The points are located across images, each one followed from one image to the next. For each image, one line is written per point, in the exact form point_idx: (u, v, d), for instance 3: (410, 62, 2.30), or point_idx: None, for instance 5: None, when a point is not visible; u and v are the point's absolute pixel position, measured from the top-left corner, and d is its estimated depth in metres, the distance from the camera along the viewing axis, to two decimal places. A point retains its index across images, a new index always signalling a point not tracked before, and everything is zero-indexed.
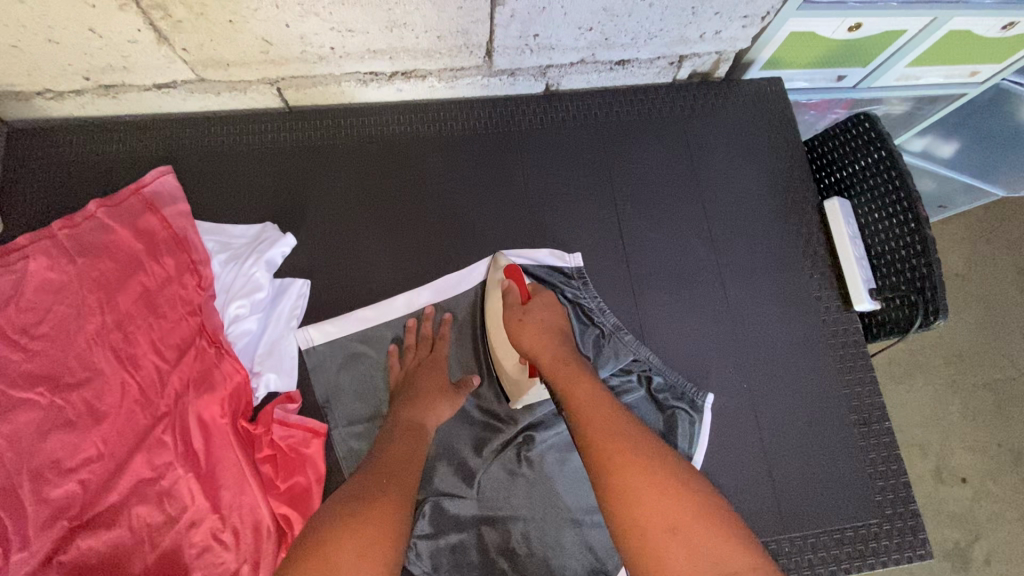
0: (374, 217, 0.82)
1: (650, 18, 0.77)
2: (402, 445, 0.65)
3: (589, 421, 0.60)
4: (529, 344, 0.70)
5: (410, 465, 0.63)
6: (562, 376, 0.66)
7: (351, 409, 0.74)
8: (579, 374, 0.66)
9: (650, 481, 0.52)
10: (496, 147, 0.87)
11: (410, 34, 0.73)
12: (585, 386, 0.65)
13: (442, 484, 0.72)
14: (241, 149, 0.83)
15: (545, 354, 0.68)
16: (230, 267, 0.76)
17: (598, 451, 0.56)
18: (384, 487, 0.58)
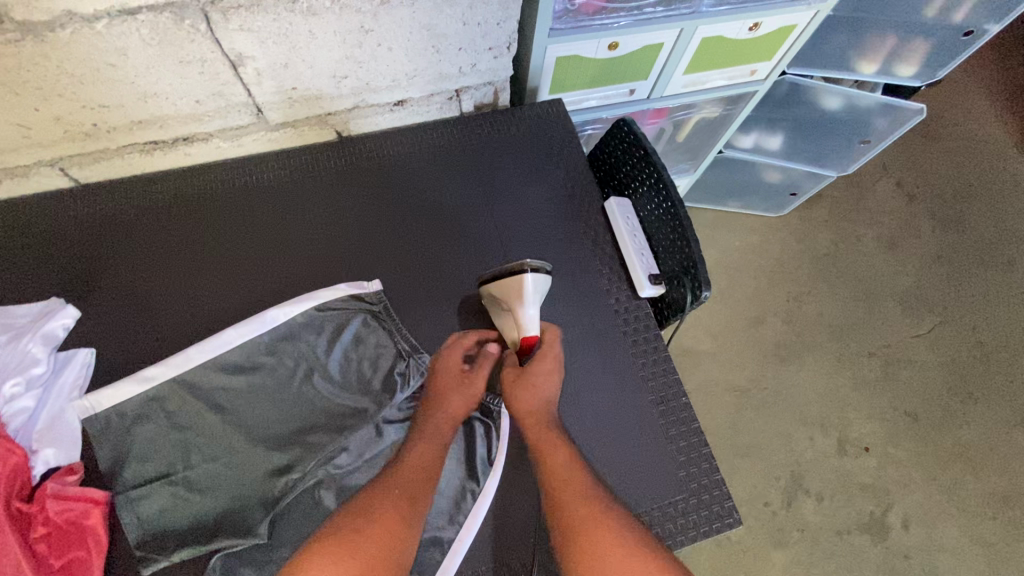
0: (173, 279, 0.84)
1: (397, 60, 0.83)
2: (428, 454, 0.72)
3: (559, 482, 0.68)
4: (542, 444, 0.72)
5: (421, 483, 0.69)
6: (574, 498, 0.67)
7: (138, 471, 0.72)
8: (578, 471, 0.69)
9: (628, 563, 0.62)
10: (290, 190, 0.91)
11: (167, 102, 0.78)
12: (579, 481, 0.68)
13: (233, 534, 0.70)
14: (28, 229, 0.84)
15: (529, 419, 0.74)
16: (9, 347, 0.74)
17: (572, 521, 0.65)
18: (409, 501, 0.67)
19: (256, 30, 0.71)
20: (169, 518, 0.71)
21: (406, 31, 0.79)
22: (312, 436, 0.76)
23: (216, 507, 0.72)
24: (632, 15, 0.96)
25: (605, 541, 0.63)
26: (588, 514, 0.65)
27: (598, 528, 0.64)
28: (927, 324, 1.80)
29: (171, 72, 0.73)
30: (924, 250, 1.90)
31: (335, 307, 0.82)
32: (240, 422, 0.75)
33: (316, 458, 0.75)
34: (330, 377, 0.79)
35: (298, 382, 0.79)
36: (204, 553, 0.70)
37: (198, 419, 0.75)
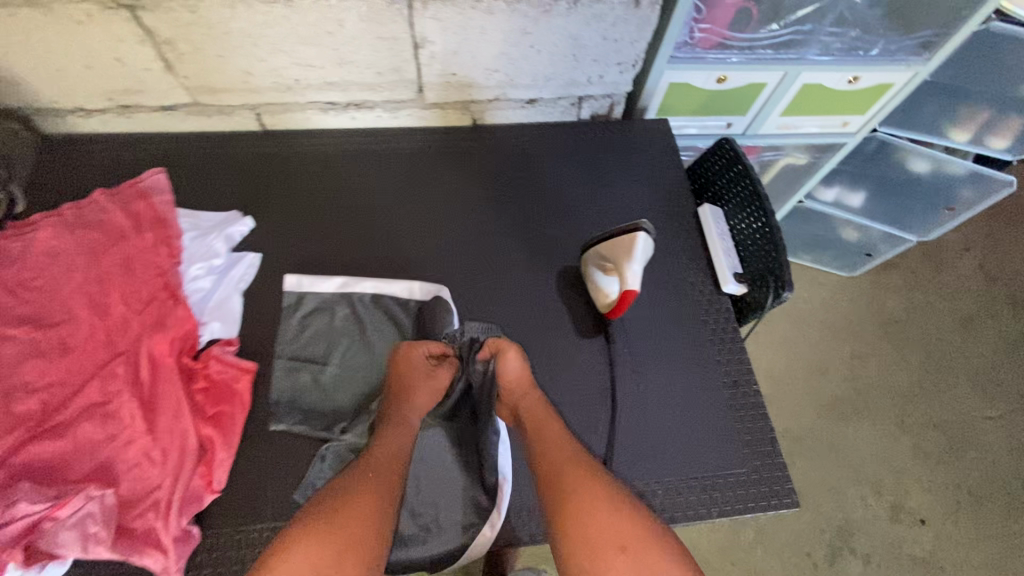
0: (353, 223, 1.00)
1: (541, 61, 0.99)
2: (395, 443, 0.72)
3: (548, 449, 0.71)
4: (531, 417, 0.76)
5: (395, 466, 0.69)
6: (558, 465, 0.68)
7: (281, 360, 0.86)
8: (567, 441, 0.72)
9: (613, 518, 0.62)
10: (429, 162, 1.07)
11: (356, 70, 0.96)
12: (567, 447, 0.71)
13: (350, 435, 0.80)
14: (224, 157, 1.04)
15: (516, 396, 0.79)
16: (196, 241, 0.93)
17: (558, 484, 0.66)
18: (374, 483, 0.65)
19: (443, 20, 0.88)
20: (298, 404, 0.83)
21: (556, 38, 0.95)
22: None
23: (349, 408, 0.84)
24: (743, 54, 1.09)
25: (590, 500, 0.63)
26: (574, 475, 0.66)
27: (586, 487, 0.65)
28: (1000, 408, 1.74)
29: (368, 45, 0.92)
30: (1002, 333, 1.86)
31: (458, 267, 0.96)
32: (391, 352, 0.89)
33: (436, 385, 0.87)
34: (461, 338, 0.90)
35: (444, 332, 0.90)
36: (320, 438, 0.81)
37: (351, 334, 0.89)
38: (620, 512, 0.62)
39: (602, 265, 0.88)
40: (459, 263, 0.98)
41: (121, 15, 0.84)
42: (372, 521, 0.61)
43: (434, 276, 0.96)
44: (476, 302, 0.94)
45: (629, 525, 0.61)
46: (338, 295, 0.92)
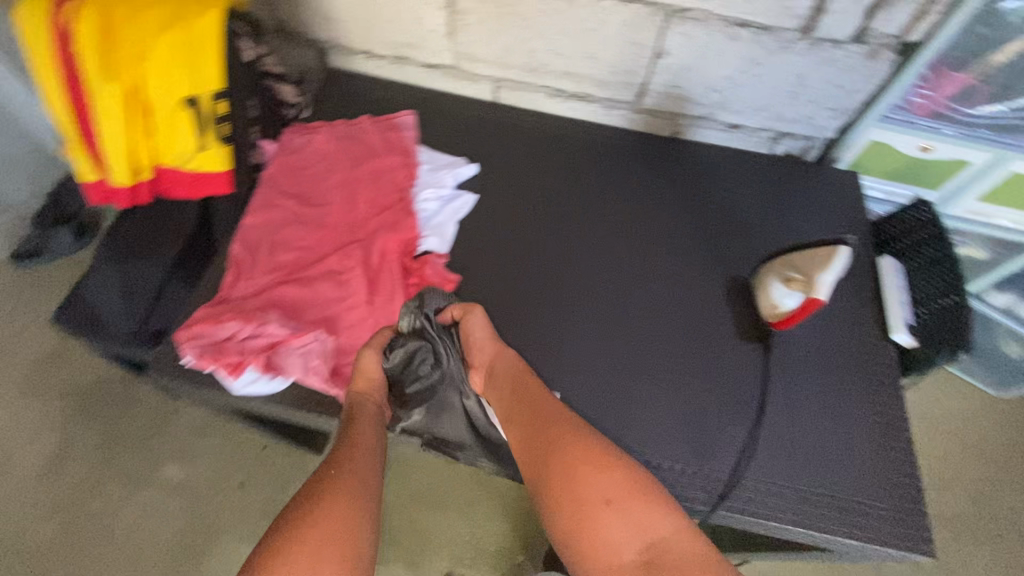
0: (561, 195, 1.14)
1: (761, 91, 1.08)
2: (364, 437, 0.79)
3: (545, 420, 0.83)
4: (520, 391, 0.87)
5: (362, 458, 0.76)
6: (534, 444, 0.81)
7: (478, 286, 1.02)
8: (562, 417, 0.83)
9: (605, 477, 0.76)
10: (629, 157, 1.19)
11: (596, 65, 1.11)
12: (559, 420, 0.83)
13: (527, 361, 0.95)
14: (460, 116, 1.23)
15: (502, 364, 0.90)
16: (430, 172, 1.12)
17: (557, 440, 0.80)
18: (352, 483, 0.72)
19: (690, 36, 1.01)
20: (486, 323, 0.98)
21: (783, 72, 1.04)
22: (590, 321, 0.99)
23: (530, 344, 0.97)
24: (955, 127, 1.12)
25: (584, 457, 0.77)
26: (554, 452, 0.79)
27: (582, 451, 0.78)
28: None
29: (618, 47, 1.06)
30: None
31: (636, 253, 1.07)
32: (571, 309, 1.01)
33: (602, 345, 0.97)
34: (627, 310, 1.01)
35: (625, 305, 1.01)
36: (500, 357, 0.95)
37: (541, 283, 1.03)
38: (602, 477, 0.76)
39: (785, 277, 0.91)
40: (643, 251, 1.07)
41: None
42: (347, 517, 0.69)
43: (615, 254, 1.07)
44: (663, 290, 1.03)
45: (610, 485, 0.75)
46: (540, 253, 1.06)
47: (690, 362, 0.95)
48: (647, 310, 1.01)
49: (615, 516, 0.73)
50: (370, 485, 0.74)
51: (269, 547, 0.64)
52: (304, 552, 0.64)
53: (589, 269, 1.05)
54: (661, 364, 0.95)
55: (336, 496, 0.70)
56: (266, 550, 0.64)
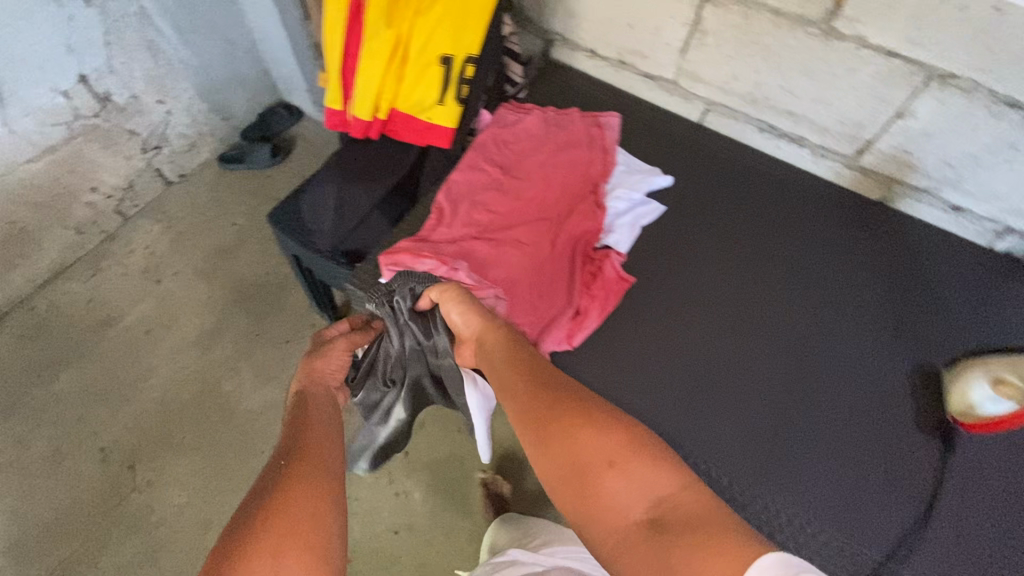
0: (747, 232, 1.12)
1: (1005, 178, 1.00)
2: (324, 419, 0.70)
3: (529, 382, 0.70)
4: (499, 359, 0.76)
5: (322, 438, 0.66)
6: (538, 432, 0.64)
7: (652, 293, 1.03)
8: (538, 382, 0.69)
9: (596, 430, 0.60)
10: (826, 211, 1.15)
11: (824, 111, 1.09)
12: (539, 386, 0.69)
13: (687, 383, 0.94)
14: (663, 129, 1.26)
15: (487, 330, 0.81)
16: (625, 174, 1.15)
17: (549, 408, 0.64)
18: (314, 470, 0.60)
19: (946, 103, 0.96)
20: (652, 332, 0.99)
21: None
22: (753, 361, 0.97)
23: (694, 367, 0.96)
24: None
25: (573, 415, 0.63)
26: (540, 417, 0.64)
27: (568, 411, 0.64)
28: None
29: (857, 97, 1.03)
30: None
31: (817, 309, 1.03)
32: (735, 343, 0.99)
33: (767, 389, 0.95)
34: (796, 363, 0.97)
35: (801, 360, 0.98)
36: (662, 369, 0.96)
37: (714, 312, 1.02)
38: (596, 434, 0.60)
39: (997, 380, 0.86)
40: (827, 310, 1.03)
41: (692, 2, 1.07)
42: (315, 499, 0.57)
43: (793, 302, 1.04)
44: (844, 355, 0.98)
45: (607, 441, 0.59)
46: (719, 281, 1.05)
47: (860, 437, 0.90)
48: (823, 370, 0.96)
49: (620, 491, 0.55)
50: (331, 462, 0.63)
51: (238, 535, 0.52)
52: (273, 548, 0.51)
53: (765, 312, 1.02)
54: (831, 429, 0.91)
55: (299, 475, 0.59)
56: (228, 546, 0.51)
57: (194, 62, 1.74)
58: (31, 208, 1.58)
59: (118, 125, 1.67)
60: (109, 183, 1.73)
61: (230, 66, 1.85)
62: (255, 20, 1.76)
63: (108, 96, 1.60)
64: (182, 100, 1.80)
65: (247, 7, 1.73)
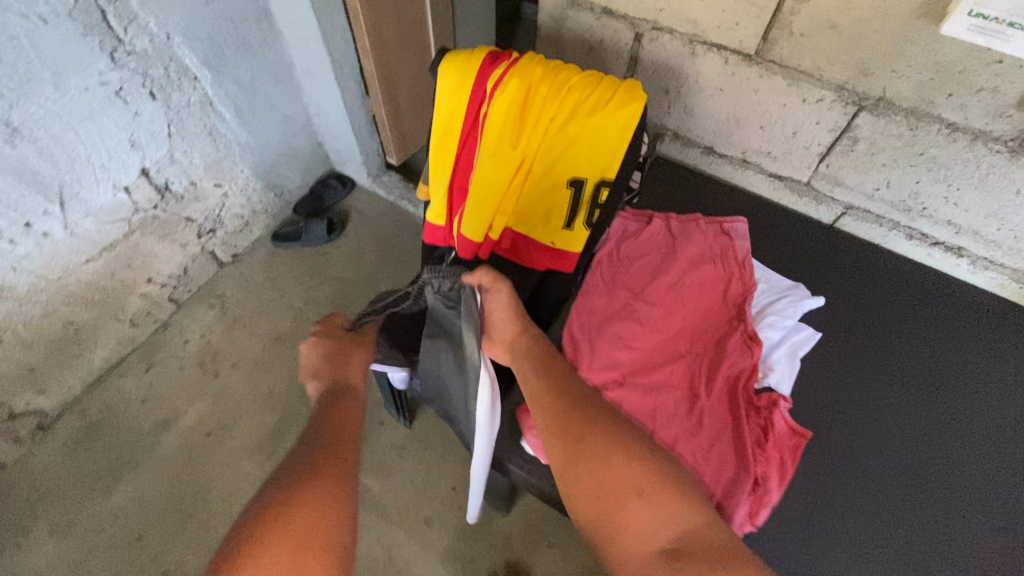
0: (921, 365, 0.98)
1: None
2: (352, 415, 0.82)
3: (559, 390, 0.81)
4: (535, 364, 0.85)
5: (350, 441, 0.76)
6: (567, 445, 0.75)
7: (835, 450, 0.89)
8: (568, 395, 0.80)
9: (620, 458, 0.72)
10: (1005, 333, 1.01)
11: (996, 226, 0.98)
12: (569, 396, 0.80)
13: (904, 575, 0.80)
14: (793, 231, 1.17)
15: (524, 342, 0.87)
16: (769, 294, 1.04)
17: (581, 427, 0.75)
18: (336, 470, 0.70)
19: None
20: (839, 500, 0.85)
21: None
22: (966, 538, 0.83)
23: (906, 551, 0.81)
24: None
25: (607, 441, 0.73)
26: (575, 438, 0.74)
27: (601, 433, 0.74)
28: None
29: None
30: None
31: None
32: (938, 512, 0.85)
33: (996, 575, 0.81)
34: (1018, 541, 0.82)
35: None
36: (863, 552, 0.81)
37: (909, 472, 0.88)
38: (625, 465, 0.71)
39: None
40: None
41: (845, 109, 0.97)
42: (335, 499, 0.66)
43: (995, 455, 0.89)
44: None
45: (636, 473, 0.70)
46: (901, 425, 0.92)
47: None
48: None
49: (638, 515, 0.67)
50: (351, 467, 0.72)
51: (256, 528, 0.62)
52: (297, 527, 0.63)
53: (964, 469, 0.88)
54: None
55: (321, 475, 0.68)
56: (256, 530, 0.62)
57: (253, 145, 1.56)
58: (88, 310, 1.38)
59: (176, 214, 1.47)
60: (165, 272, 1.53)
61: (287, 141, 1.67)
62: (316, 95, 1.60)
63: (166, 186, 1.40)
64: (240, 180, 1.59)
65: (306, 82, 1.58)
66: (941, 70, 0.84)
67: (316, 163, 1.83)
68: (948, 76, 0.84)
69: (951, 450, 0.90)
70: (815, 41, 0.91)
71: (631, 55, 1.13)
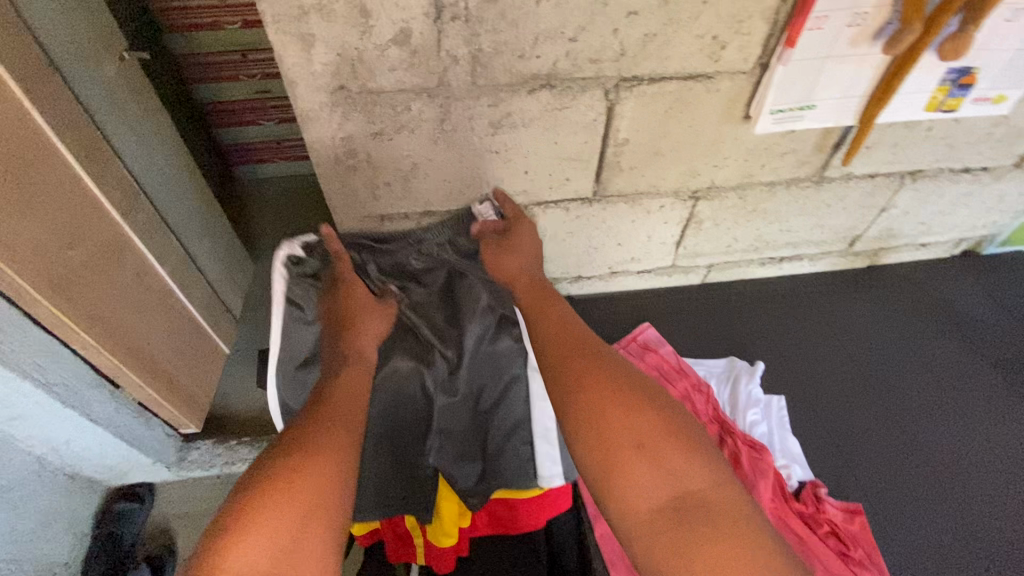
0: (850, 363, 1.14)
1: (966, 213, 1.17)
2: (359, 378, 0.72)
3: (554, 318, 0.75)
4: (525, 299, 0.80)
5: (357, 419, 0.66)
6: (564, 380, 0.66)
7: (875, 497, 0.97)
8: (571, 325, 0.74)
9: (618, 399, 0.62)
10: (849, 290, 1.25)
11: (820, 231, 1.14)
12: (572, 327, 0.74)
13: (976, 563, 0.92)
14: (681, 307, 1.21)
15: (518, 276, 0.84)
16: (726, 385, 1.05)
17: (585, 367, 0.66)
18: (337, 427, 0.63)
19: (921, 188, 1.07)
20: (904, 534, 0.94)
21: (982, 200, 1.14)
22: (970, 482, 1.00)
23: (957, 528, 0.95)
24: None
25: (615, 389, 0.63)
26: (570, 378, 0.66)
27: (603, 371, 0.66)
28: None
29: (849, 211, 1.10)
30: None
31: (942, 392, 1.11)
32: (945, 474, 1.01)
33: (1005, 495, 1.00)
34: (988, 462, 1.03)
35: (992, 447, 1.05)
36: (939, 559, 0.92)
37: (910, 462, 1.02)
38: (630, 415, 0.60)
39: None
40: (947, 385, 1.12)
41: (685, 205, 1.01)
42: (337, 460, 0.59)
43: (924, 401, 1.10)
44: (1001, 425, 1.08)
45: (640, 424, 0.59)
46: (869, 423, 1.06)
47: None
48: (1006, 444, 1.05)
49: (635, 471, 0.56)
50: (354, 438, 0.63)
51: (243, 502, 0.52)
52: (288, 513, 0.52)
53: (926, 433, 1.06)
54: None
55: (324, 447, 0.59)
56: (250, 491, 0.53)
57: None
58: None
59: None
60: None
61: (15, 516, 1.05)
62: (37, 436, 1.04)
63: None
64: None
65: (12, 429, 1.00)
66: (752, 153, 0.92)
67: (85, 499, 1.23)
68: (757, 155, 0.93)
69: (911, 424, 1.06)
70: (644, 169, 0.92)
71: None
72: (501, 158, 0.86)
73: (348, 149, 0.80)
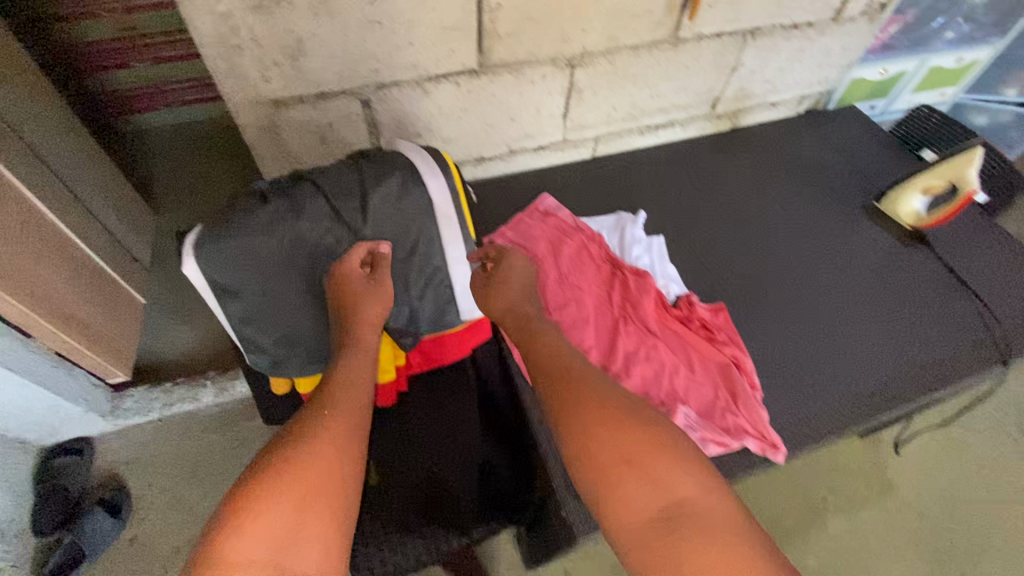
0: (721, 207, 1.34)
1: (801, 69, 1.37)
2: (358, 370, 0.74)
3: (548, 348, 0.78)
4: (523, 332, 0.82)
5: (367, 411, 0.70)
6: (554, 396, 0.70)
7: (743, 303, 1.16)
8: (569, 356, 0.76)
9: (607, 421, 0.65)
10: (716, 150, 1.44)
11: (684, 94, 1.29)
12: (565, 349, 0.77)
13: (821, 332, 1.13)
14: (577, 177, 1.34)
15: (504, 311, 0.86)
16: (616, 231, 1.21)
17: (569, 382, 0.70)
18: (344, 418, 0.66)
19: (760, 45, 1.24)
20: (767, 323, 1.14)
21: (812, 54, 1.34)
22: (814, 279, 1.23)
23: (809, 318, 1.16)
24: (901, 47, 1.49)
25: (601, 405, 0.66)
26: (564, 396, 0.69)
27: (587, 389, 0.69)
28: None
29: (705, 72, 1.26)
30: None
31: (792, 217, 1.34)
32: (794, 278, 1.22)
33: (843, 287, 1.21)
34: (829, 264, 1.26)
35: (833, 253, 1.27)
36: (791, 335, 1.12)
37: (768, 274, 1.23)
38: (616, 433, 0.64)
39: (926, 188, 1.25)
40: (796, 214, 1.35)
41: (564, 72, 1.11)
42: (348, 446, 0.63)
43: (779, 229, 1.31)
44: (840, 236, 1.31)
45: (627, 439, 0.63)
46: (735, 249, 1.26)
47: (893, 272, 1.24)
48: (843, 247, 1.28)
49: (625, 482, 0.60)
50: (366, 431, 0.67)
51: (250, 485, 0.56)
52: (303, 494, 0.56)
53: (779, 250, 1.27)
54: (894, 278, 1.22)
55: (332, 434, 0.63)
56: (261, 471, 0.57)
57: None
58: None
59: None
60: None
61: None
62: None
63: None
64: None
65: None
66: (614, 13, 1.03)
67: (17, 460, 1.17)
68: (617, 16, 1.04)
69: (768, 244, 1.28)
70: (520, 35, 1.00)
71: (369, 120, 1.05)
72: (385, 29, 0.91)
73: (230, 26, 0.82)
